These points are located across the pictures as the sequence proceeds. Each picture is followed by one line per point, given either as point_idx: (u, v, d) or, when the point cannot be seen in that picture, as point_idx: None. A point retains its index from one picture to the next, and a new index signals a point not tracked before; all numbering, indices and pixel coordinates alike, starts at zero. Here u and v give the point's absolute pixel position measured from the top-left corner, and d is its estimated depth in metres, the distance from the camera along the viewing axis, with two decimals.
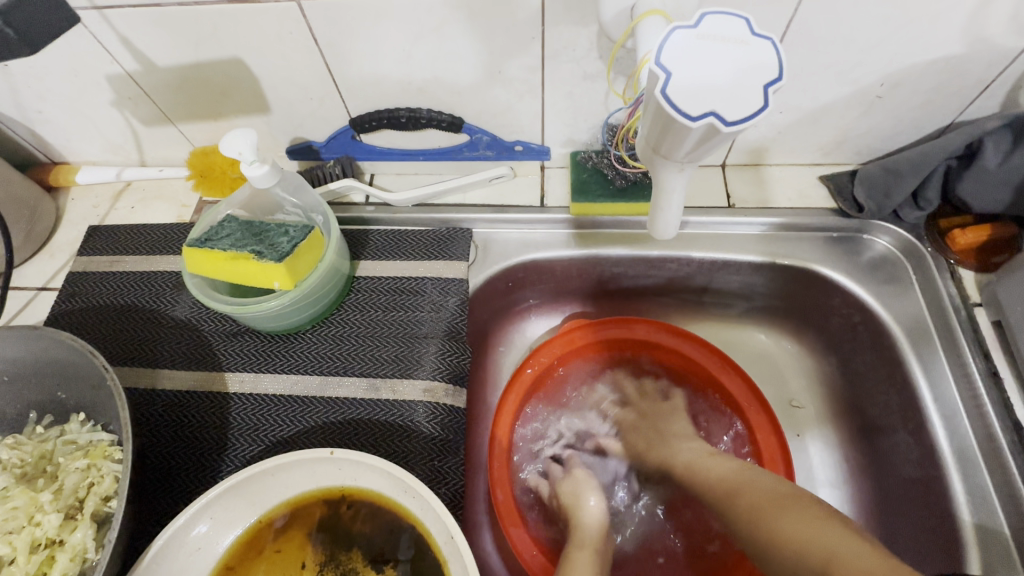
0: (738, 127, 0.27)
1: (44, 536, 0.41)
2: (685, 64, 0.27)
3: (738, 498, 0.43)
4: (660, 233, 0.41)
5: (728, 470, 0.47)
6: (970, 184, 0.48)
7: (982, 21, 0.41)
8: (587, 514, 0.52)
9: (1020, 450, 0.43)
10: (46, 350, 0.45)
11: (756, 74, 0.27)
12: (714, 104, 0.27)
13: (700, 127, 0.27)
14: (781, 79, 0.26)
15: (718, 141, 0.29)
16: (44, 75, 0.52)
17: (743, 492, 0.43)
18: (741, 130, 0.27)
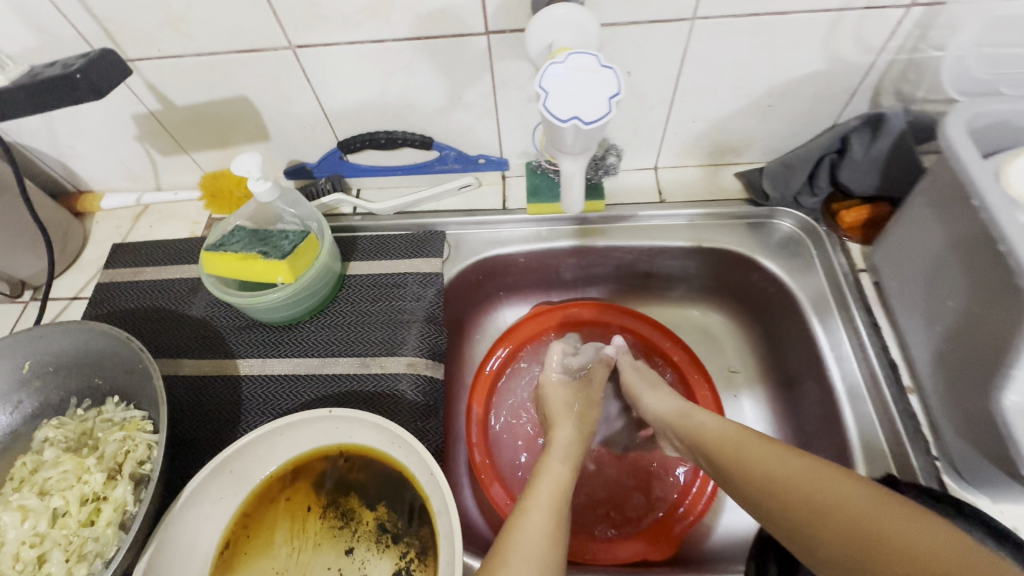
0: (594, 125, 0.38)
1: (91, 492, 0.49)
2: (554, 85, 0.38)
3: (831, 511, 0.38)
4: (569, 211, 0.52)
5: (802, 468, 0.42)
6: (848, 172, 0.59)
7: (834, 44, 0.53)
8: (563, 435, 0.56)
9: (894, 382, 0.53)
10: (88, 341, 0.54)
11: (602, 90, 0.37)
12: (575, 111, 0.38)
13: (567, 127, 0.38)
14: (620, 93, 0.37)
15: (589, 137, 0.40)
16: (80, 116, 0.62)
17: (836, 506, 0.39)
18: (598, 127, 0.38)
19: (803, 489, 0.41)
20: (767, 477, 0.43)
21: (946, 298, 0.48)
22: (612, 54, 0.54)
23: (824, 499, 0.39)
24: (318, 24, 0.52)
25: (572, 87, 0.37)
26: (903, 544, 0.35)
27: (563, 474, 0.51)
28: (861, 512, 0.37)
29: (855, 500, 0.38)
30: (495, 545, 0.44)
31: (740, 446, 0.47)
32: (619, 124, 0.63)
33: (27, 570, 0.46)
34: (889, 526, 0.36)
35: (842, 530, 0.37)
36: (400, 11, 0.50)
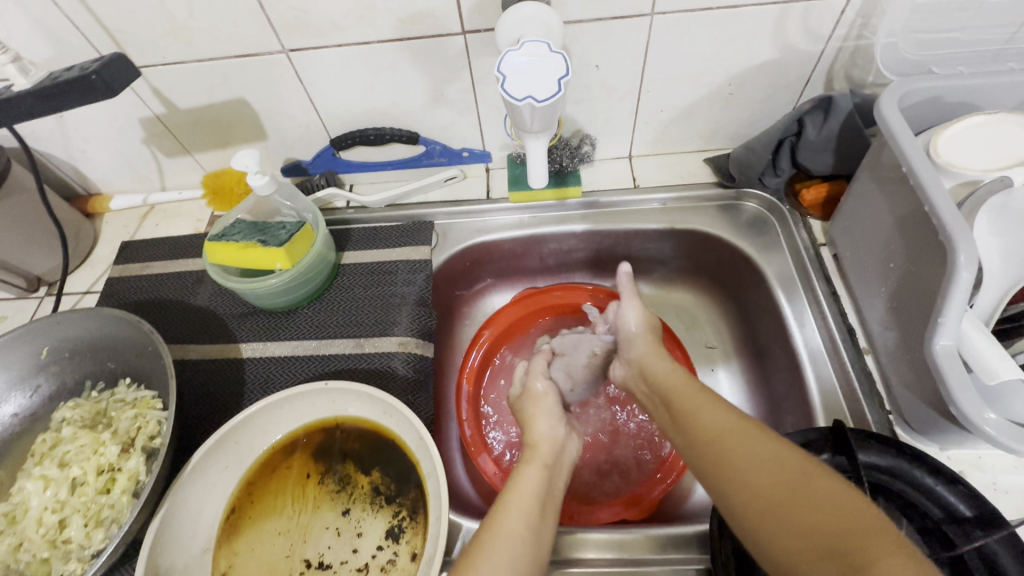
0: (546, 103, 0.42)
1: (107, 463, 0.53)
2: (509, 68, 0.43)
3: (743, 467, 0.39)
4: (535, 183, 0.60)
5: (736, 429, 0.42)
6: (805, 152, 0.63)
7: (784, 34, 0.57)
8: (541, 438, 0.54)
9: (851, 345, 0.57)
10: (102, 326, 0.58)
11: (552, 71, 0.42)
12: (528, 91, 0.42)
13: (522, 105, 0.43)
14: (568, 73, 0.42)
15: (545, 114, 0.45)
16: (90, 121, 0.66)
17: (757, 464, 0.39)
18: (550, 105, 0.43)
19: (731, 447, 0.41)
20: (702, 436, 0.43)
21: (887, 259, 0.52)
22: (579, 49, 0.59)
23: (748, 455, 0.40)
24: (309, 29, 0.56)
25: (528, 69, 0.42)
26: (810, 501, 0.35)
27: (538, 475, 0.49)
28: (777, 472, 0.37)
29: (782, 460, 0.38)
30: (470, 545, 0.43)
31: (688, 405, 0.47)
32: (592, 115, 0.68)
33: (49, 534, 0.50)
34: (801, 484, 0.36)
35: (757, 484, 0.38)
36: (383, 14, 0.55)
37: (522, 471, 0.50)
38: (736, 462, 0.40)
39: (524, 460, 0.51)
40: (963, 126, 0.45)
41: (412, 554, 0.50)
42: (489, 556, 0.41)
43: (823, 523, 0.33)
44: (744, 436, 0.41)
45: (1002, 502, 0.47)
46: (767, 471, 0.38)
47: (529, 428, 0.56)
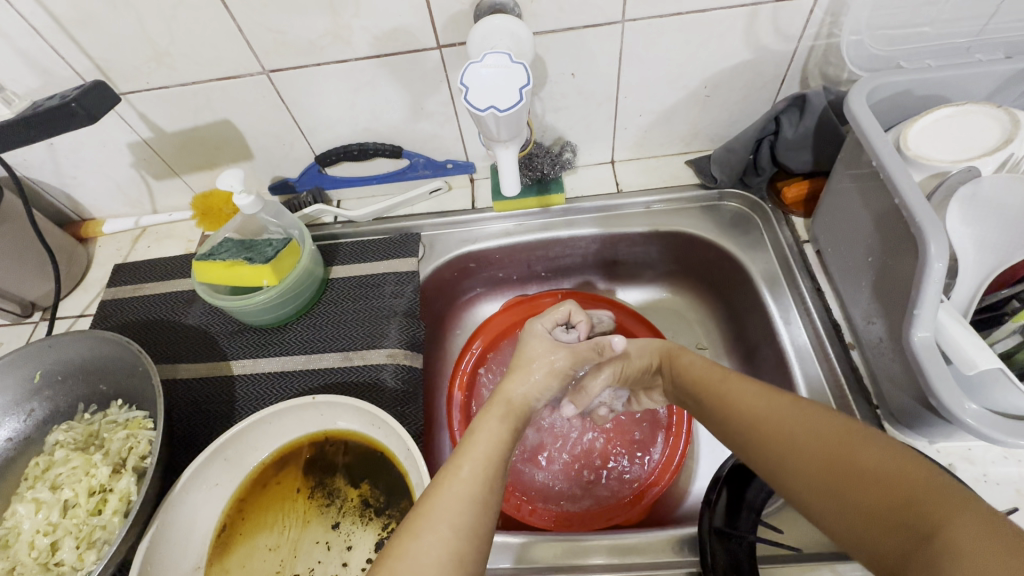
0: (510, 111, 0.43)
1: (98, 484, 0.53)
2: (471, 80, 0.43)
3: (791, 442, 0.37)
4: (506, 190, 0.57)
5: (774, 404, 0.40)
6: (785, 150, 0.64)
7: (755, 35, 0.58)
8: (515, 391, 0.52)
9: (837, 341, 0.57)
10: (93, 348, 0.59)
11: (514, 81, 0.43)
12: (491, 101, 0.43)
13: (485, 115, 0.43)
14: (530, 83, 0.43)
15: (510, 124, 0.45)
16: (80, 148, 0.68)
17: (806, 440, 0.36)
18: (514, 114, 0.43)
19: (769, 422, 0.39)
20: (739, 415, 0.41)
21: (865, 252, 0.53)
22: (553, 58, 0.60)
23: (790, 428, 0.37)
24: (287, 50, 0.58)
25: (491, 78, 0.43)
26: (864, 468, 0.32)
27: (501, 429, 0.46)
28: (821, 441, 0.35)
29: (827, 427, 0.36)
30: (407, 519, 0.38)
31: (717, 387, 0.44)
32: (572, 123, 0.68)
33: (41, 557, 0.50)
34: (851, 448, 0.33)
35: (803, 457, 0.35)
36: (359, 32, 0.56)
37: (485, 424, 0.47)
38: (778, 438, 0.37)
39: (484, 416, 0.48)
40: (934, 117, 0.46)
41: None
42: (428, 533, 0.36)
43: (884, 492, 0.31)
44: (786, 408, 0.39)
45: (992, 493, 0.46)
46: (812, 443, 0.35)
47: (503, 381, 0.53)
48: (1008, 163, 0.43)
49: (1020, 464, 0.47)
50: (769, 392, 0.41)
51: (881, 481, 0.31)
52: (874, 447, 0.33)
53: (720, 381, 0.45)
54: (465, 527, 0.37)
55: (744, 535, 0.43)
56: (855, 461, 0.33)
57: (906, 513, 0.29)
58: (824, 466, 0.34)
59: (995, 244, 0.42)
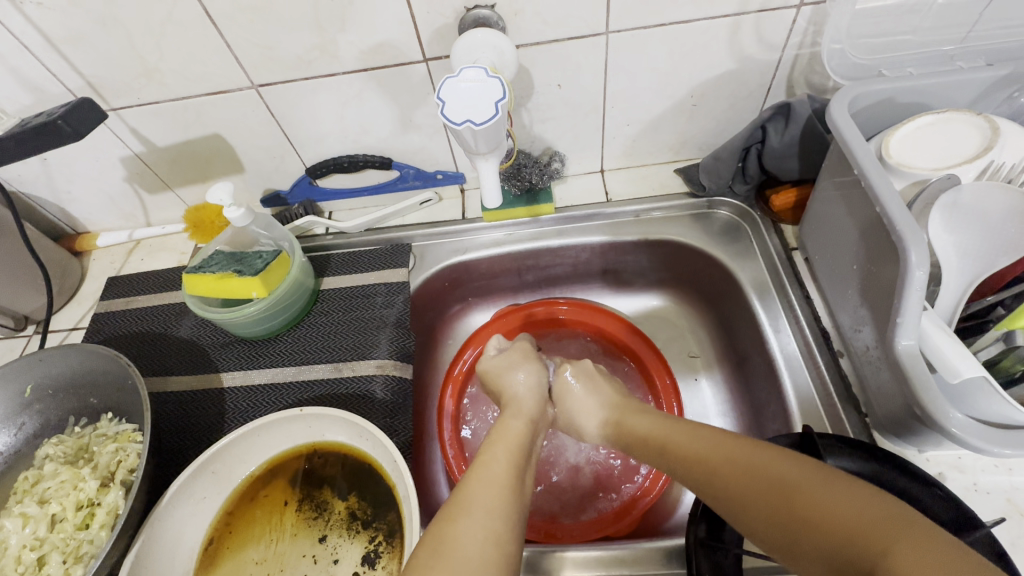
0: (486, 124, 0.43)
1: (86, 498, 0.53)
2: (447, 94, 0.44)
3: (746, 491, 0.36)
4: (491, 202, 0.58)
5: (724, 448, 0.39)
6: (771, 158, 0.64)
7: (738, 45, 0.58)
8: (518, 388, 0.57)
9: (825, 349, 0.57)
10: (83, 362, 0.59)
11: (490, 94, 0.43)
12: (468, 115, 0.43)
13: (462, 128, 0.43)
14: (505, 95, 0.43)
15: (488, 136, 0.45)
16: (73, 163, 0.68)
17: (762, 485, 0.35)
18: (490, 127, 0.44)
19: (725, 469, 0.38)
20: (689, 467, 0.41)
21: (851, 260, 0.53)
22: (539, 71, 0.60)
23: (741, 471, 0.37)
24: (275, 65, 0.58)
25: (469, 92, 0.43)
26: (816, 509, 0.32)
27: (522, 426, 0.51)
28: (771, 484, 0.35)
29: (775, 468, 0.35)
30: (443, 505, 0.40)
31: (660, 438, 0.45)
32: (560, 133, 0.69)
33: (28, 572, 0.50)
34: (802, 490, 0.33)
35: (755, 504, 0.35)
36: (346, 47, 0.57)
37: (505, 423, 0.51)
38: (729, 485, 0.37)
39: (505, 415, 0.53)
40: (915, 125, 0.46)
41: None
42: (467, 520, 0.39)
43: (838, 534, 0.30)
44: (736, 450, 0.39)
45: (981, 502, 0.46)
46: (761, 489, 0.35)
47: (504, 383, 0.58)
48: (988, 170, 0.43)
49: (1011, 473, 0.47)
50: (718, 435, 0.41)
51: (832, 521, 0.31)
52: (825, 485, 0.33)
53: (660, 434, 0.45)
54: (493, 517, 0.39)
55: (731, 546, 0.43)
56: (804, 503, 0.32)
57: (856, 551, 0.29)
58: (775, 509, 0.34)
59: (976, 251, 0.42)
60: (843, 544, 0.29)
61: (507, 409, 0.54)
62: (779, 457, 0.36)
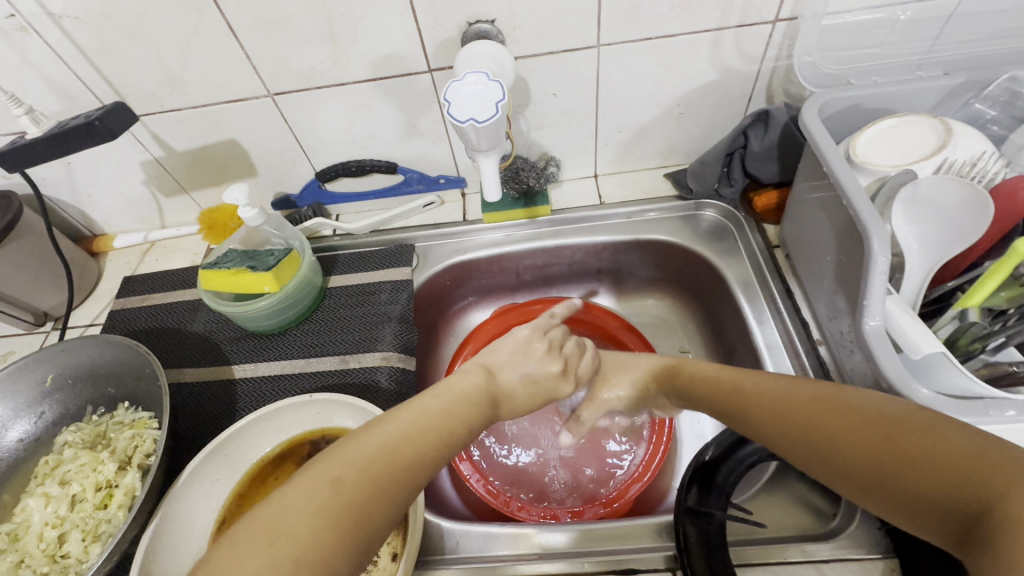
0: (488, 123, 0.47)
1: (105, 480, 0.56)
2: (451, 96, 0.48)
3: (834, 430, 0.37)
4: (489, 198, 0.61)
5: (812, 389, 0.40)
6: (753, 162, 0.68)
7: (720, 57, 0.63)
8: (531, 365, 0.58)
9: (805, 338, 0.60)
10: (103, 352, 0.62)
11: (490, 96, 0.47)
12: (471, 114, 0.47)
13: (465, 126, 0.47)
14: (504, 97, 0.47)
15: (489, 134, 0.50)
16: (96, 167, 0.73)
17: (851, 421, 0.36)
18: (491, 125, 0.48)
19: (809, 412, 0.39)
20: (772, 406, 0.42)
21: (826, 252, 0.57)
22: (536, 80, 0.65)
23: (832, 410, 0.38)
24: (290, 75, 0.63)
25: (471, 94, 0.47)
26: (917, 446, 0.32)
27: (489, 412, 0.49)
28: (871, 421, 0.35)
29: (871, 406, 0.36)
30: (350, 434, 0.40)
31: (737, 388, 0.46)
32: (556, 139, 0.73)
33: (49, 549, 0.53)
34: (910, 430, 0.33)
35: (845, 440, 0.36)
36: (357, 58, 0.61)
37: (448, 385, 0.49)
38: (815, 422, 0.38)
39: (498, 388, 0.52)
40: (878, 128, 0.50)
41: (393, 555, 0.52)
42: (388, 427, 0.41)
43: (940, 468, 0.31)
44: (827, 389, 0.39)
45: None
46: (854, 424, 0.36)
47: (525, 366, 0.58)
48: (943, 166, 0.47)
49: None
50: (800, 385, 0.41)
51: (944, 458, 0.31)
52: (929, 424, 0.33)
53: (738, 383, 0.46)
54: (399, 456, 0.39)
55: (714, 513, 0.46)
56: (907, 437, 0.33)
57: (962, 487, 0.29)
58: (869, 446, 0.34)
59: (936, 241, 0.45)
60: (950, 480, 0.30)
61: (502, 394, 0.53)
62: (872, 397, 0.37)
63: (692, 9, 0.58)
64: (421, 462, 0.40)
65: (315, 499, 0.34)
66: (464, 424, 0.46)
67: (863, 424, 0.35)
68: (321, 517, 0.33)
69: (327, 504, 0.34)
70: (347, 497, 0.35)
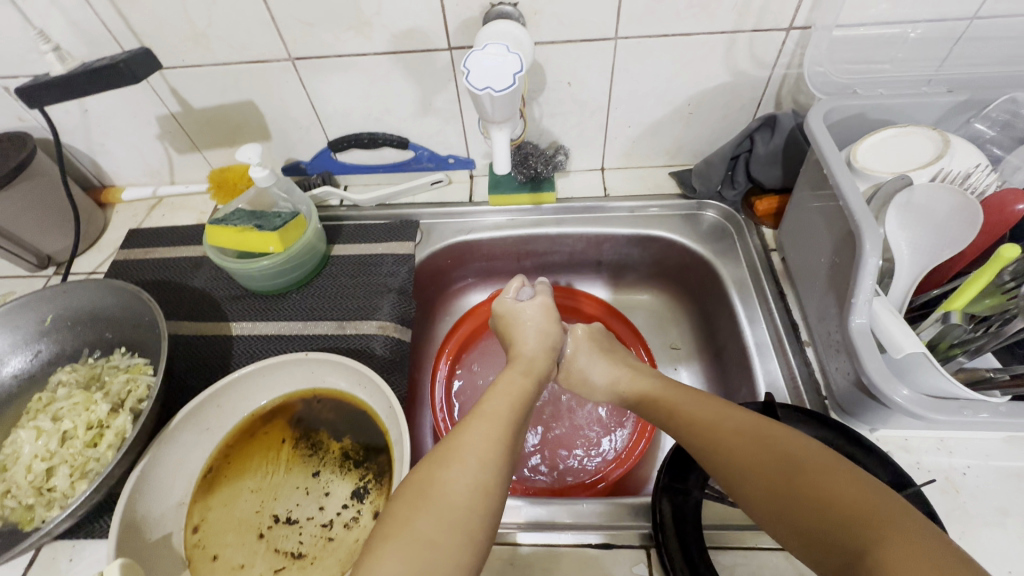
0: (505, 91, 0.49)
1: (96, 420, 0.57)
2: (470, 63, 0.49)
3: (754, 455, 0.40)
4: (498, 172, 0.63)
5: (744, 419, 0.43)
6: (757, 166, 0.70)
7: (733, 60, 0.65)
8: (529, 319, 0.62)
9: (794, 338, 0.62)
10: (105, 296, 0.63)
11: (509, 67, 0.49)
12: (489, 83, 0.49)
13: (483, 93, 0.49)
14: (522, 69, 0.49)
15: (504, 103, 0.51)
16: (112, 117, 0.73)
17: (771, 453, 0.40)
18: (508, 94, 0.49)
19: (735, 433, 0.42)
20: (704, 427, 0.44)
21: (820, 253, 0.58)
22: (553, 67, 0.66)
23: (753, 436, 0.42)
24: (312, 41, 0.64)
25: (491, 65, 0.48)
26: (820, 489, 0.36)
27: (523, 381, 0.53)
28: (788, 457, 0.39)
29: (796, 445, 0.40)
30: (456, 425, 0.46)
31: (677, 403, 0.49)
32: (567, 128, 0.75)
33: (36, 481, 0.54)
34: (821, 474, 0.37)
35: (759, 469, 0.39)
36: (379, 30, 0.63)
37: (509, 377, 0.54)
38: (734, 450, 0.41)
39: (523, 330, 0.61)
40: (878, 137, 0.52)
41: (374, 513, 0.53)
42: (471, 430, 0.45)
43: (836, 511, 0.35)
44: (752, 421, 0.43)
45: (921, 477, 0.50)
46: (771, 460, 0.39)
47: (517, 330, 0.62)
48: (938, 176, 0.49)
49: (951, 455, 0.51)
50: (732, 409, 0.45)
51: (838, 503, 0.35)
52: (837, 471, 0.37)
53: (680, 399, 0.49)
54: (497, 438, 0.45)
55: (690, 490, 0.48)
56: (810, 478, 0.37)
57: (848, 531, 0.34)
58: (778, 482, 0.38)
59: (925, 246, 0.47)
60: (840, 524, 0.34)
61: (516, 364, 0.57)
62: (785, 435, 0.41)
63: (710, 9, 0.59)
64: (503, 448, 0.44)
65: (460, 479, 0.41)
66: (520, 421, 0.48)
67: (778, 458, 0.39)
68: (451, 519, 0.39)
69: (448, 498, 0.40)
70: (487, 480, 0.41)
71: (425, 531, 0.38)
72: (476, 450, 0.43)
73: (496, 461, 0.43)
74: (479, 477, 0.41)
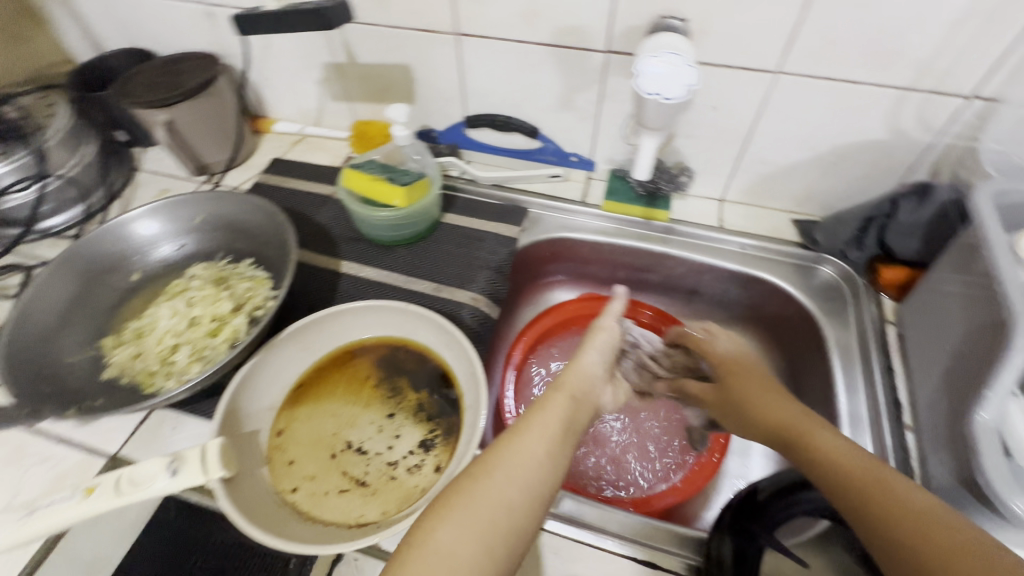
0: (675, 100, 0.53)
1: (219, 315, 0.64)
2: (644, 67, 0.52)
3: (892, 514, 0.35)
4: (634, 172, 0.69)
5: (870, 465, 0.39)
6: (894, 233, 0.66)
7: (896, 119, 0.62)
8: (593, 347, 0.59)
9: (896, 418, 0.58)
10: (248, 211, 0.71)
11: (682, 76, 0.52)
12: (660, 90, 0.52)
13: (653, 99, 0.52)
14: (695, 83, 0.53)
15: (668, 108, 0.55)
16: (287, 56, 0.82)
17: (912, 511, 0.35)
18: (676, 102, 0.53)
19: (875, 481, 0.38)
20: (837, 471, 0.40)
21: (948, 338, 0.55)
22: (702, 89, 0.66)
23: (889, 493, 0.37)
24: (481, 22, 0.68)
25: (664, 71, 0.51)
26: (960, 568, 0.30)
27: (565, 403, 0.50)
28: (924, 525, 0.34)
29: (937, 515, 0.34)
30: (497, 438, 0.45)
31: (815, 435, 0.45)
32: (697, 152, 0.74)
33: (163, 353, 0.62)
34: (959, 555, 0.31)
35: (891, 526, 0.35)
36: (545, 21, 0.65)
37: (549, 398, 0.50)
38: (868, 504, 0.37)
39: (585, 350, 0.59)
40: None
41: (436, 466, 0.56)
42: (513, 445, 0.44)
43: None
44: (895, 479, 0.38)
45: None
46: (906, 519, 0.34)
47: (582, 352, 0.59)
48: None
49: None
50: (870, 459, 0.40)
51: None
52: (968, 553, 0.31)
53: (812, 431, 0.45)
54: (539, 464, 0.43)
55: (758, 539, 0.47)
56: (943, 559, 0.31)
57: None
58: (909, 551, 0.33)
59: None
60: None
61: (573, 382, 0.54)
62: (912, 491, 0.36)
63: (886, 62, 0.57)
64: (540, 475, 0.42)
65: (489, 495, 0.40)
66: (567, 447, 0.46)
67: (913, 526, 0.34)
68: (471, 536, 0.38)
69: (473, 513, 0.39)
70: (513, 501, 0.40)
71: (445, 541, 0.37)
72: (511, 472, 0.42)
73: (525, 481, 0.42)
74: (505, 500, 0.40)
